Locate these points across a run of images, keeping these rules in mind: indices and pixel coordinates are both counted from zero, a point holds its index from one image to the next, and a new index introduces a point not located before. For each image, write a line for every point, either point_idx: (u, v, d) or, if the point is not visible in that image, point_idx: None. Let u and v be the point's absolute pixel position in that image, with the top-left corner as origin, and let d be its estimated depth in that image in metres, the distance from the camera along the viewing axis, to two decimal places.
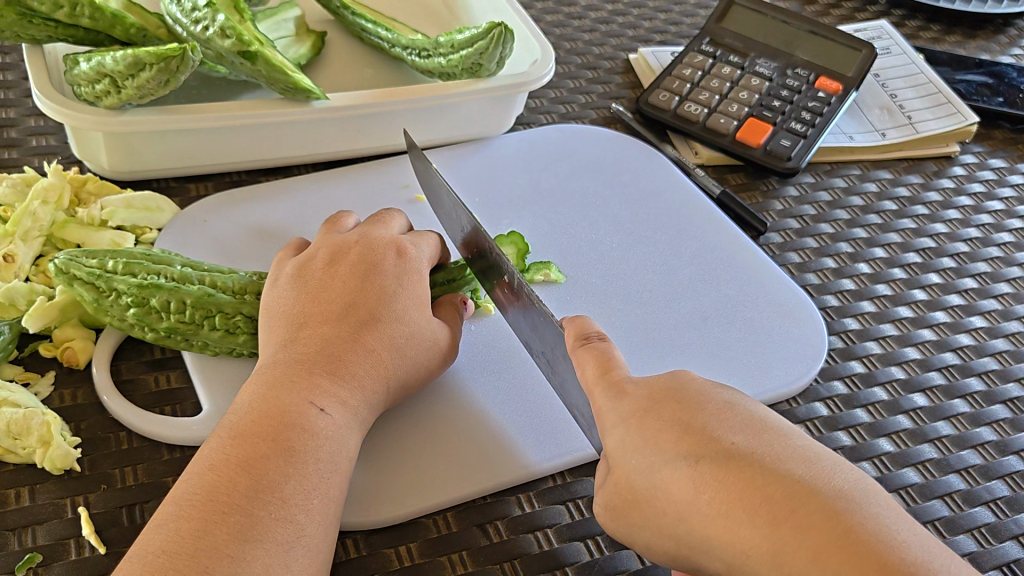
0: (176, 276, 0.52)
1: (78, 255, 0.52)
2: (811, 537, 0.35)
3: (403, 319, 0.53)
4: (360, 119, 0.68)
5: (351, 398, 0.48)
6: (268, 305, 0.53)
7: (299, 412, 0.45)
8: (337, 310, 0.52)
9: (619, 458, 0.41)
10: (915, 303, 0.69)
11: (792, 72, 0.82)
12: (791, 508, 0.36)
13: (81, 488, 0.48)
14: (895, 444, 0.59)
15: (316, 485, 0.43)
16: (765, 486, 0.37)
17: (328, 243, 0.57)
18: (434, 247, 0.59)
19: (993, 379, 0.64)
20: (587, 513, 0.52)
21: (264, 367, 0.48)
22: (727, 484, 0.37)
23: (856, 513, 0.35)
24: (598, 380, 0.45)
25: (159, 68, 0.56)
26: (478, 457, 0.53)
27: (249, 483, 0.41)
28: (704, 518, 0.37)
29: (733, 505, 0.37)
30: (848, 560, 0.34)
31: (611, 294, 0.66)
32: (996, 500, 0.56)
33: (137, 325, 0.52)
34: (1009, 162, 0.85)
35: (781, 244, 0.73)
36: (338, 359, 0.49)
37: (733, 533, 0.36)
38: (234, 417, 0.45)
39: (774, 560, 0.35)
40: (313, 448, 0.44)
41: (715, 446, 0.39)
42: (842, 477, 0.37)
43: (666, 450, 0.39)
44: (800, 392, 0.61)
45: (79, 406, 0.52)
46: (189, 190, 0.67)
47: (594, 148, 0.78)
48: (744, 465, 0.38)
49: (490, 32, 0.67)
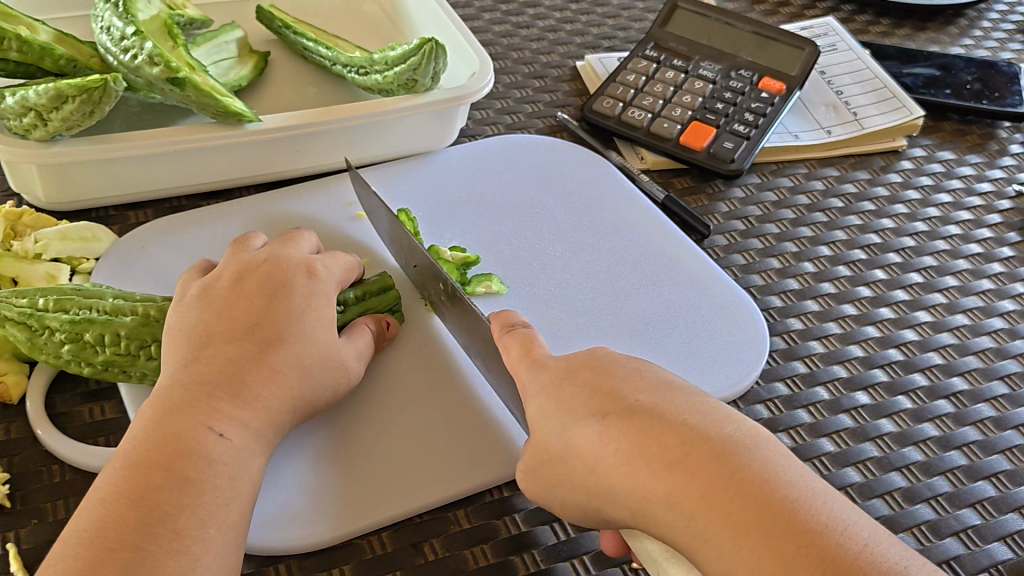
0: (108, 308, 0.52)
1: (8, 296, 0.52)
2: (702, 479, 0.39)
3: (309, 339, 0.52)
4: (297, 139, 0.68)
5: (252, 421, 0.48)
6: (172, 325, 0.52)
7: (195, 438, 0.45)
8: (240, 330, 0.51)
9: (536, 421, 0.45)
10: (859, 300, 0.69)
11: (735, 73, 0.82)
12: (683, 456, 0.40)
13: (11, 524, 0.48)
14: (835, 444, 0.59)
15: (213, 514, 0.43)
16: (661, 435, 0.41)
17: (235, 263, 0.57)
18: (348, 267, 0.59)
19: (937, 374, 0.64)
20: (524, 527, 0.52)
21: (162, 388, 0.48)
22: (629, 432, 0.42)
23: (744, 457, 0.40)
24: (521, 361, 0.48)
25: (83, 100, 0.57)
26: (408, 470, 0.53)
27: (139, 516, 0.42)
28: (608, 465, 0.42)
29: (634, 453, 0.41)
30: (731, 496, 0.38)
31: (554, 304, 0.66)
32: (937, 496, 0.56)
33: (73, 361, 0.52)
34: (957, 154, 0.86)
35: (726, 246, 0.73)
36: (237, 380, 0.49)
37: (632, 479, 0.41)
38: (128, 446, 0.45)
39: (668, 500, 0.39)
40: (210, 476, 0.44)
41: (620, 404, 0.43)
42: (739, 427, 0.42)
43: (577, 411, 0.44)
44: (740, 395, 0.61)
45: (13, 440, 0.52)
46: (128, 218, 0.67)
47: (539, 158, 0.78)
48: (644, 416, 0.42)
49: (422, 47, 0.67)
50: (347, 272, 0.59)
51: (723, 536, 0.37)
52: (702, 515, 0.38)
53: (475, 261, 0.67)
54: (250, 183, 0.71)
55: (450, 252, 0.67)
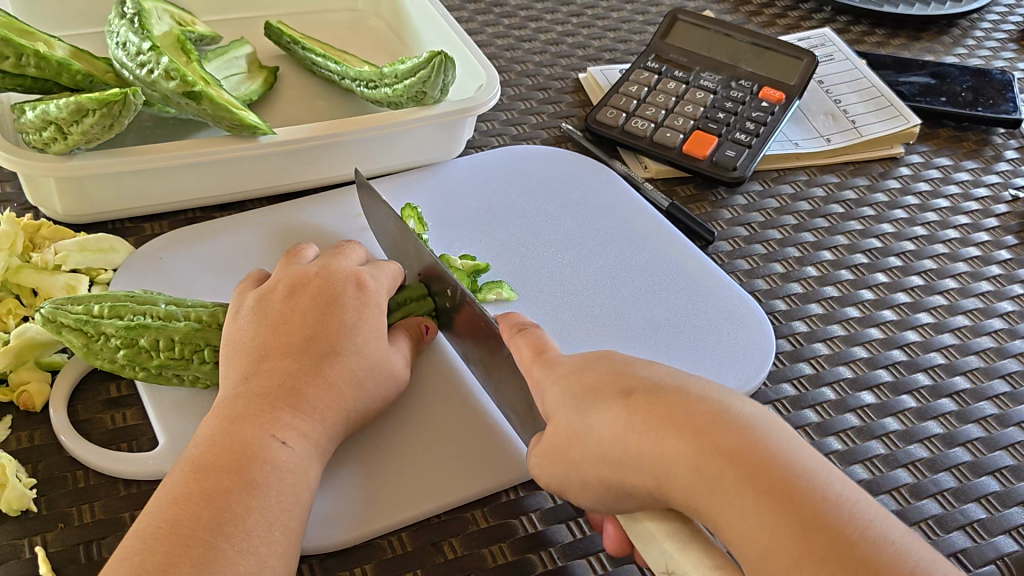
0: (162, 314, 0.55)
1: (64, 302, 0.54)
2: (728, 446, 0.39)
3: (362, 351, 0.54)
4: (309, 152, 0.69)
5: (312, 430, 0.49)
6: (228, 339, 0.54)
7: (260, 445, 0.47)
8: (297, 342, 0.53)
9: (557, 405, 0.45)
10: (862, 303, 0.71)
11: (735, 83, 0.84)
12: (708, 426, 0.40)
13: (38, 528, 0.49)
14: (843, 442, 0.60)
15: (277, 517, 0.45)
16: (684, 407, 0.41)
17: (289, 275, 0.58)
18: (393, 278, 0.60)
19: (940, 374, 0.66)
20: (540, 525, 0.53)
21: (225, 401, 0.50)
22: (653, 407, 0.41)
23: (767, 430, 0.40)
24: (535, 361, 0.49)
25: (102, 114, 0.58)
26: (436, 472, 0.55)
27: (211, 516, 0.43)
28: (634, 438, 0.41)
29: (660, 423, 0.40)
30: (758, 461, 0.38)
31: (565, 310, 0.67)
32: (943, 491, 0.58)
33: (128, 366, 0.54)
34: (954, 160, 0.87)
35: (730, 252, 0.74)
36: (298, 391, 0.50)
37: (659, 449, 0.40)
38: (195, 452, 0.47)
39: (695, 465, 0.39)
40: (274, 481, 0.46)
41: (644, 383, 0.43)
42: (752, 406, 0.42)
43: (600, 392, 0.43)
44: (749, 396, 0.63)
45: (37, 447, 0.53)
46: (144, 230, 0.68)
47: (547, 168, 0.79)
48: (669, 392, 0.42)
49: (431, 61, 0.69)
50: (394, 280, 0.61)
51: (749, 500, 0.37)
52: (728, 480, 0.38)
53: (486, 269, 0.68)
54: (263, 195, 0.72)
55: (461, 259, 0.68)
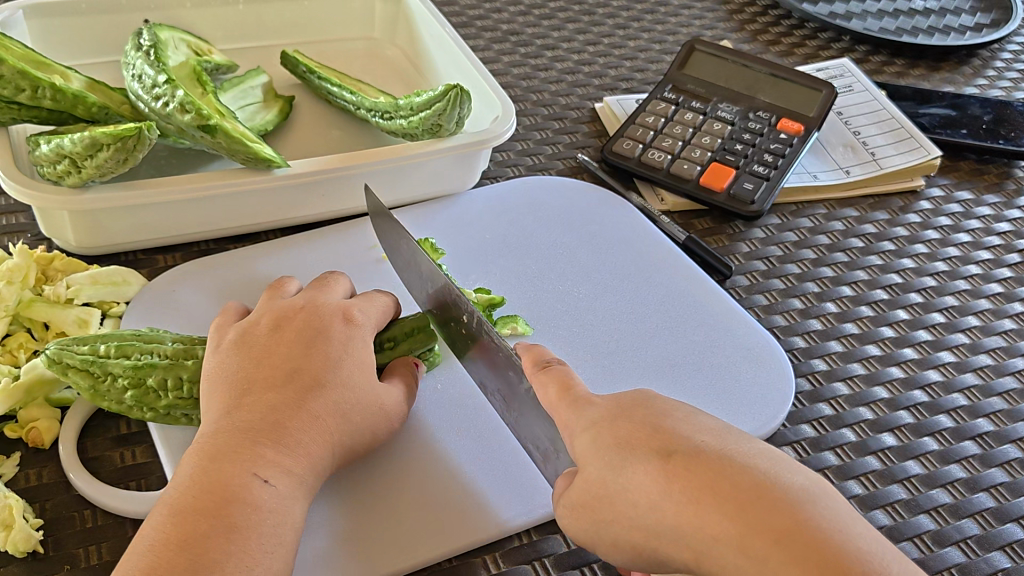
0: (168, 353, 0.55)
1: (69, 343, 0.54)
2: (774, 523, 0.38)
3: (347, 382, 0.53)
4: (322, 184, 0.69)
5: (295, 467, 0.49)
6: (208, 372, 0.53)
7: (239, 486, 0.46)
8: (280, 375, 0.52)
9: (588, 456, 0.44)
10: (882, 340, 0.69)
11: (754, 115, 0.83)
12: (752, 499, 0.39)
13: (44, 569, 0.49)
14: (863, 486, 0.58)
15: (259, 561, 0.44)
16: (729, 476, 0.40)
17: (271, 310, 0.58)
18: (383, 310, 0.59)
19: (963, 416, 0.64)
20: (554, 571, 0.52)
21: (205, 436, 0.49)
22: (696, 472, 0.40)
23: (812, 505, 0.39)
24: (561, 400, 0.48)
25: (117, 148, 0.58)
26: (445, 513, 0.54)
27: (188, 564, 0.43)
28: (673, 506, 0.40)
29: (701, 493, 0.40)
30: (806, 543, 0.37)
31: (581, 346, 0.66)
32: (966, 539, 0.56)
33: (136, 407, 0.53)
34: (975, 193, 0.86)
35: (748, 287, 0.73)
36: (281, 426, 0.50)
37: (700, 520, 0.39)
38: (174, 493, 0.46)
39: (739, 542, 0.38)
40: (255, 522, 0.45)
41: (683, 444, 0.42)
42: (801, 475, 0.41)
43: (636, 450, 0.43)
44: (768, 438, 0.61)
45: (45, 485, 0.53)
46: (157, 261, 0.68)
47: (562, 200, 0.79)
48: (710, 458, 0.41)
49: (447, 94, 0.68)
50: (384, 314, 0.59)
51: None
52: (776, 561, 0.37)
53: (502, 302, 0.67)
54: (277, 227, 0.72)
55: (477, 292, 0.67)
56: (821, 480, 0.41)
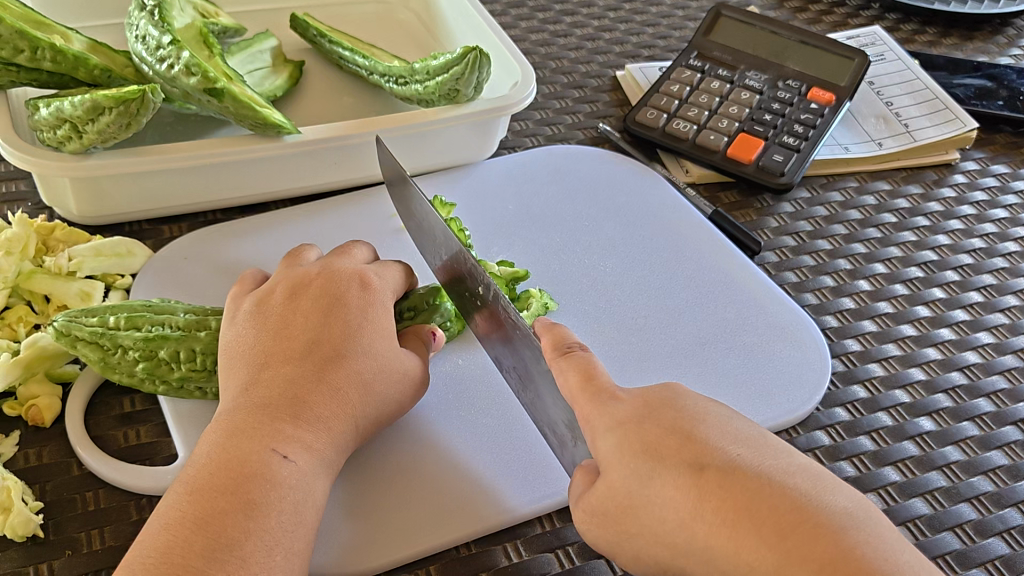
0: (181, 325, 0.52)
1: (77, 315, 0.51)
2: (819, 553, 0.35)
3: (370, 353, 0.51)
4: (335, 151, 0.66)
5: (316, 442, 0.46)
6: (226, 344, 0.51)
7: (260, 462, 0.44)
8: (299, 347, 0.50)
9: (612, 461, 0.40)
10: (918, 320, 0.67)
11: (783, 84, 0.80)
12: (793, 525, 0.36)
13: (45, 555, 0.46)
14: (900, 473, 0.56)
15: (279, 540, 0.42)
16: (767, 498, 0.37)
17: (287, 278, 0.55)
18: (399, 277, 0.57)
19: (1003, 399, 0.61)
20: (578, 560, 0.49)
21: (224, 413, 0.47)
22: (732, 493, 0.37)
23: (856, 533, 0.36)
24: (582, 390, 0.44)
25: (119, 112, 0.55)
26: (463, 493, 0.51)
27: (205, 542, 0.40)
28: (705, 527, 0.37)
29: (738, 517, 0.36)
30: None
31: (607, 322, 0.63)
32: (1010, 529, 0.53)
33: (147, 379, 0.51)
34: (1011, 167, 0.83)
35: (777, 263, 0.70)
36: (300, 401, 0.47)
37: (737, 545, 0.36)
38: (191, 471, 0.44)
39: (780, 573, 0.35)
40: (275, 499, 0.43)
41: (717, 458, 0.39)
42: (843, 497, 0.38)
43: (665, 458, 0.39)
44: (802, 420, 0.59)
45: (46, 466, 0.50)
46: (162, 232, 0.65)
47: (585, 170, 0.76)
48: (747, 476, 0.38)
49: (465, 57, 0.65)
50: (401, 283, 0.57)
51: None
52: None
53: (524, 275, 0.63)
54: (288, 197, 0.69)
55: (498, 267, 0.63)
56: (863, 501, 0.38)
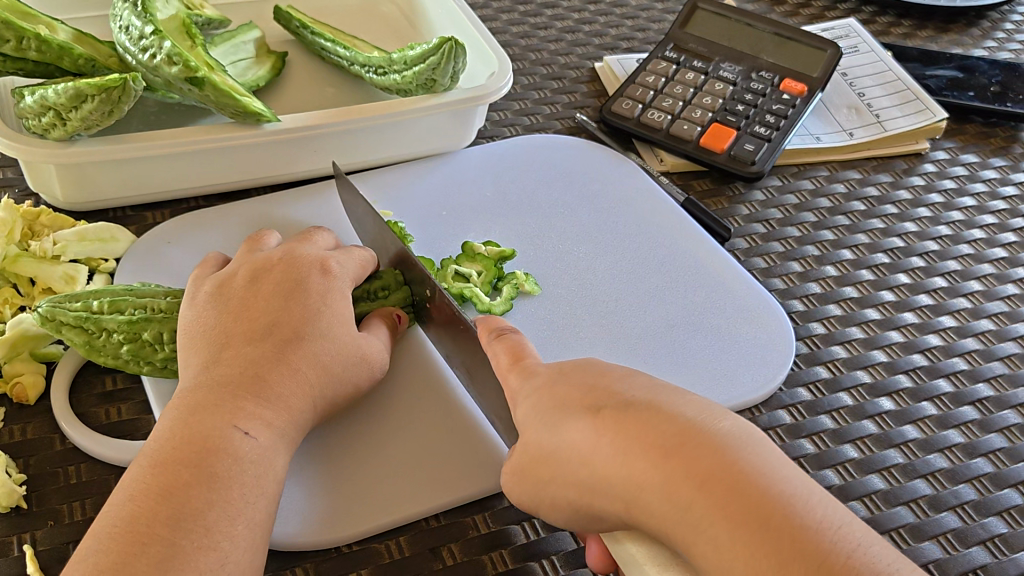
0: (163, 307, 0.54)
1: (61, 301, 0.53)
2: (699, 469, 0.37)
3: (328, 335, 0.52)
4: (314, 139, 0.68)
5: (276, 419, 0.48)
6: (187, 325, 0.53)
7: (220, 437, 0.45)
8: (260, 329, 0.51)
9: (529, 420, 0.43)
10: (882, 304, 0.68)
11: (756, 75, 0.81)
12: (678, 447, 0.38)
13: (28, 525, 0.48)
14: (859, 450, 0.58)
15: (242, 510, 0.43)
16: (656, 425, 0.39)
17: (249, 263, 0.57)
18: (360, 264, 0.59)
19: (962, 380, 0.63)
20: (543, 532, 0.51)
21: (185, 392, 0.48)
22: (627, 424, 0.39)
23: (740, 450, 0.37)
24: (510, 368, 0.47)
25: (102, 100, 0.57)
26: (427, 469, 0.53)
27: (168, 512, 0.42)
28: (603, 459, 0.39)
29: (630, 443, 0.39)
30: (729, 486, 0.36)
31: (581, 304, 0.65)
32: (963, 504, 0.55)
33: (132, 361, 0.53)
34: (981, 157, 0.85)
35: (746, 250, 0.72)
36: (260, 379, 0.49)
37: (629, 469, 0.38)
38: (154, 446, 0.46)
39: (665, 490, 0.37)
40: (238, 472, 0.44)
41: (615, 399, 0.41)
42: (730, 420, 0.39)
43: (569, 407, 0.42)
44: (765, 400, 0.61)
45: (30, 441, 0.52)
46: (146, 218, 0.67)
47: (562, 158, 0.77)
48: (640, 410, 0.40)
49: (441, 48, 0.67)
50: (362, 269, 0.59)
51: (721, 528, 0.35)
52: (699, 505, 0.36)
53: (512, 255, 0.67)
54: (269, 184, 0.71)
55: (486, 246, 0.67)
56: (752, 425, 0.40)
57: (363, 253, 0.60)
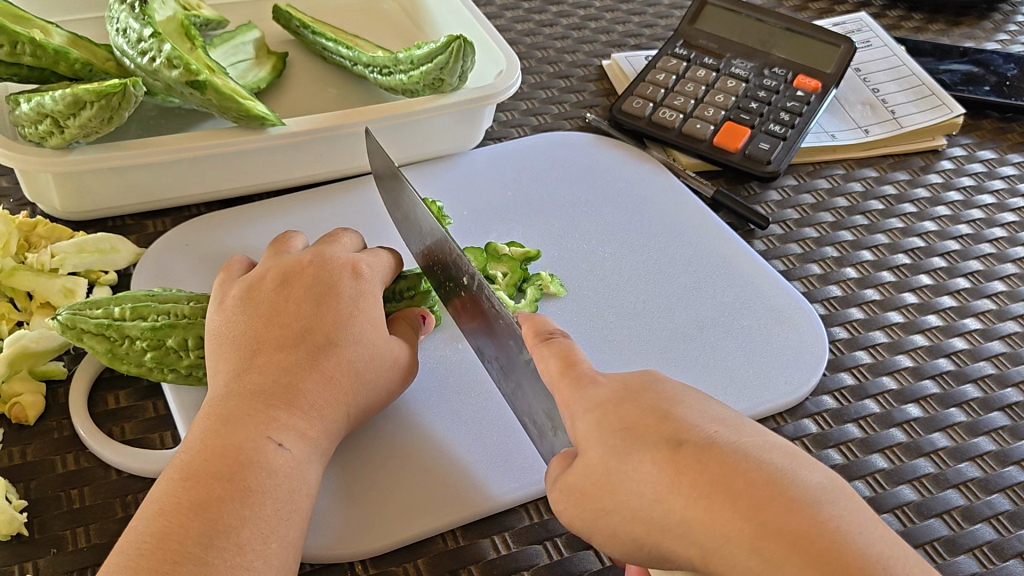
0: (186, 312, 0.52)
1: (81, 307, 0.50)
2: (792, 526, 0.34)
3: (361, 342, 0.50)
4: (320, 142, 0.65)
5: (309, 430, 0.46)
6: (215, 331, 0.50)
7: (255, 449, 0.43)
8: (292, 334, 0.49)
9: (592, 440, 0.40)
10: (905, 307, 0.67)
11: (769, 71, 0.79)
12: (768, 499, 0.35)
13: (30, 553, 0.46)
14: (889, 460, 0.56)
15: (274, 527, 0.41)
16: (743, 472, 0.36)
17: (278, 265, 0.55)
18: (389, 267, 0.56)
19: (990, 385, 0.62)
20: (566, 551, 0.49)
21: (215, 400, 0.46)
22: (709, 464, 0.36)
23: (828, 511, 0.35)
24: (563, 377, 0.43)
25: (101, 106, 0.55)
26: (449, 483, 0.51)
27: (201, 527, 0.40)
28: (682, 501, 0.36)
29: (712, 488, 0.36)
30: (826, 552, 0.33)
31: (603, 306, 0.63)
32: (997, 515, 0.54)
33: (156, 368, 0.51)
34: (998, 153, 0.83)
35: (765, 252, 0.70)
36: (293, 388, 0.47)
37: (712, 516, 0.35)
38: (185, 456, 0.43)
39: (753, 546, 0.34)
40: (271, 486, 0.42)
41: (694, 434, 0.38)
42: (815, 476, 0.37)
43: (642, 435, 0.39)
44: (796, 405, 0.59)
45: (30, 464, 0.50)
46: (146, 227, 0.65)
47: (578, 156, 0.76)
48: (723, 450, 0.37)
49: (449, 46, 0.65)
50: (391, 273, 0.56)
51: None
52: (791, 566, 0.33)
53: (537, 256, 0.65)
54: (272, 190, 0.69)
55: (509, 248, 0.65)
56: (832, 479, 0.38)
57: (393, 253, 0.58)
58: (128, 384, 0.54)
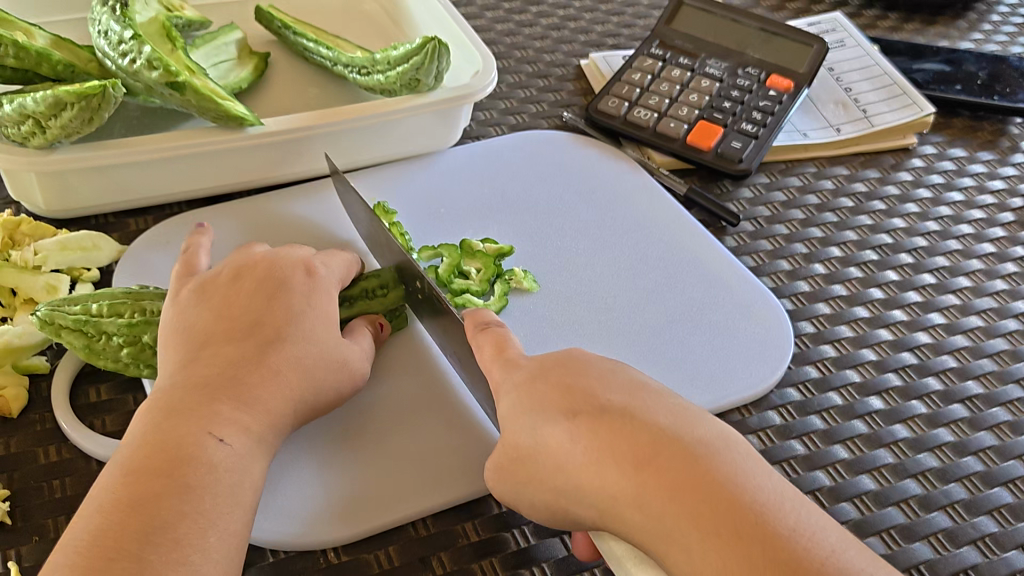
0: (162, 309, 0.54)
1: (60, 304, 0.52)
2: (670, 479, 0.40)
3: (310, 338, 0.52)
4: (299, 141, 0.67)
5: (253, 424, 0.47)
6: (168, 326, 0.52)
7: (195, 444, 0.44)
8: (240, 331, 0.51)
9: (511, 417, 0.45)
10: (871, 302, 0.68)
11: (742, 71, 0.81)
12: (653, 456, 0.41)
13: (13, 541, 0.47)
14: (849, 451, 0.57)
15: (214, 520, 0.42)
16: (632, 435, 0.42)
17: (232, 261, 0.56)
18: (345, 267, 0.59)
19: (952, 378, 0.63)
20: (533, 539, 0.51)
21: (162, 393, 0.48)
22: (605, 431, 0.42)
23: (710, 459, 0.41)
24: (494, 360, 0.49)
25: (81, 107, 0.56)
26: (418, 472, 0.53)
27: (139, 525, 0.41)
28: (580, 462, 0.42)
29: (604, 452, 0.42)
30: (700, 494, 0.39)
31: (576, 301, 0.65)
32: (954, 504, 0.55)
33: (133, 364, 0.52)
34: (968, 151, 0.85)
35: (736, 248, 0.72)
36: (240, 383, 0.48)
37: (602, 476, 0.41)
38: (127, 451, 0.45)
39: (637, 500, 0.40)
40: (211, 481, 0.43)
41: (594, 405, 0.44)
42: (700, 429, 0.43)
43: (551, 409, 0.44)
44: (759, 398, 0.60)
45: (12, 456, 0.51)
46: (128, 225, 0.66)
47: (555, 154, 0.77)
48: (615, 417, 0.43)
49: (424, 47, 0.66)
50: (348, 270, 0.59)
51: (688, 531, 0.38)
52: (669, 513, 0.39)
53: (510, 252, 0.67)
54: (252, 188, 0.70)
55: (484, 244, 0.66)
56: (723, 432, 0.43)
57: (349, 256, 0.60)
58: (109, 378, 0.56)
